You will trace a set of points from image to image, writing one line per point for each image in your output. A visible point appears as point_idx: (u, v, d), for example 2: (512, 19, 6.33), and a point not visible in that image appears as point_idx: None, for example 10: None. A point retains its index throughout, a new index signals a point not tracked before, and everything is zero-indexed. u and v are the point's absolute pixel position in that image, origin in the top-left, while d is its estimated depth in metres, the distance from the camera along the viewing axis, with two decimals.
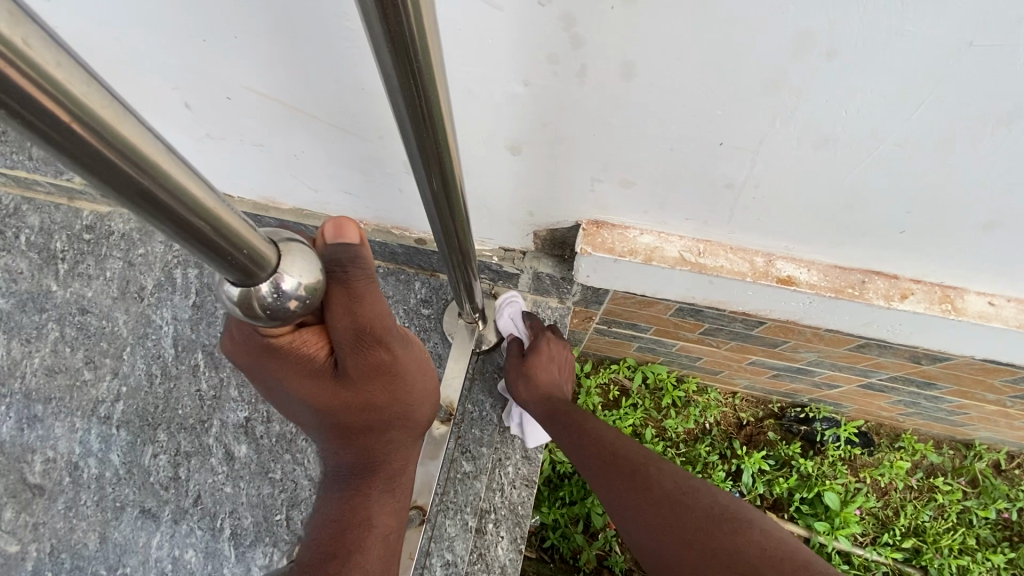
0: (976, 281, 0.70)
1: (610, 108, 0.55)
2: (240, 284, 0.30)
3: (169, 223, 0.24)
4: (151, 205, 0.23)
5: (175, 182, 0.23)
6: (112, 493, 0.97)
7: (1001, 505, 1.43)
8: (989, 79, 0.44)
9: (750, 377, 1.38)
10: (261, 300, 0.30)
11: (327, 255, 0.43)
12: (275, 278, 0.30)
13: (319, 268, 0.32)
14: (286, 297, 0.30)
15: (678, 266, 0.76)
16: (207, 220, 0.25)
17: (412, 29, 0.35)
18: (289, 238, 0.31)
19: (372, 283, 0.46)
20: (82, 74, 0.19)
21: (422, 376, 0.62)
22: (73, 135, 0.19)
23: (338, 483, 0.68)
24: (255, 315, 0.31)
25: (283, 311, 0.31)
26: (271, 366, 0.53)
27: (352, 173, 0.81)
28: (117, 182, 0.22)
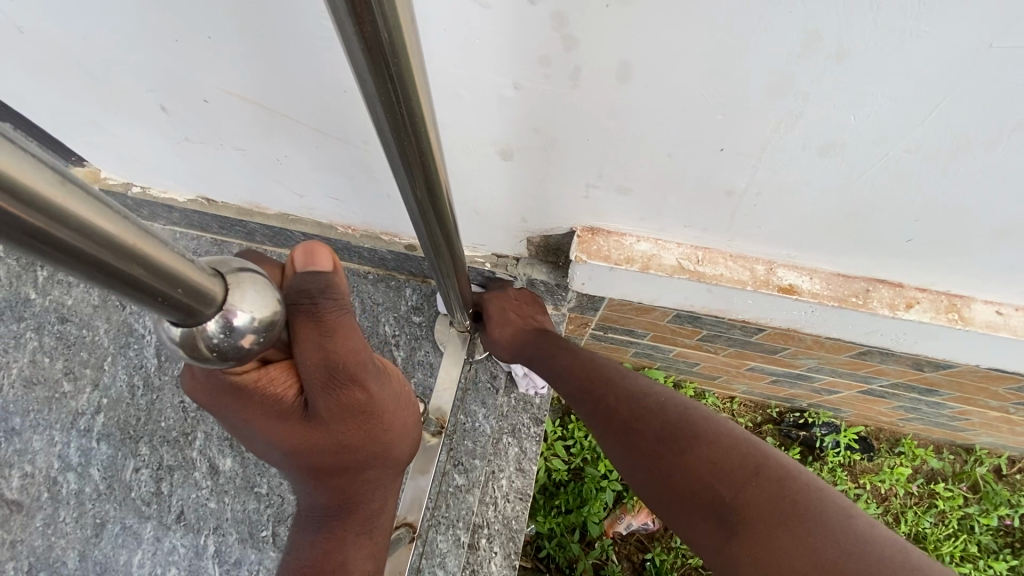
0: (984, 290, 0.68)
1: (605, 113, 0.52)
2: (183, 324, 0.26)
3: (86, 268, 0.20)
4: (63, 253, 0.19)
5: (90, 224, 0.19)
6: (92, 509, 0.94)
7: (1002, 511, 1.41)
8: (1009, 83, 0.41)
9: (748, 382, 1.36)
10: (207, 340, 0.27)
11: (297, 285, 0.41)
12: (224, 314, 0.27)
13: (276, 299, 0.29)
14: (239, 334, 0.28)
15: (676, 274, 0.73)
16: (133, 258, 0.21)
17: (390, 33, 0.32)
18: (240, 269, 0.28)
19: (344, 315, 0.44)
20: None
21: (400, 412, 0.59)
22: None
23: (311, 525, 0.64)
24: (203, 357, 0.28)
25: (235, 350, 0.28)
26: (237, 406, 0.50)
27: (338, 178, 0.78)
28: (16, 234, 0.18)
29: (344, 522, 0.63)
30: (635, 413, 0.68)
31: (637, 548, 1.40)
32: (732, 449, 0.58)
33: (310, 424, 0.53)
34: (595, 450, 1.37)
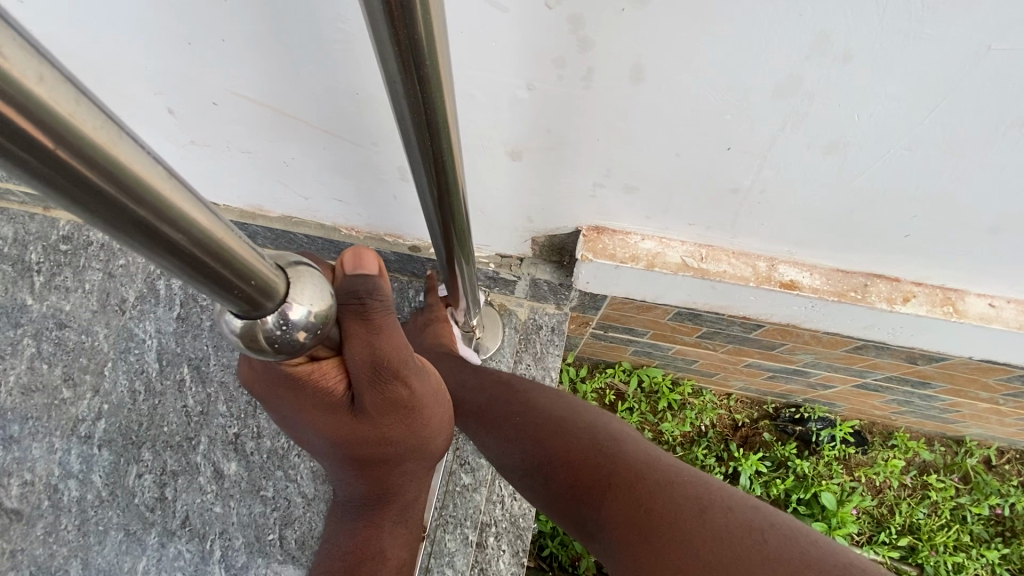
0: (977, 282, 0.70)
1: (615, 113, 0.53)
2: (244, 317, 0.27)
3: (167, 253, 0.21)
4: (150, 238, 0.20)
5: (178, 211, 0.20)
6: (95, 516, 0.93)
7: (992, 500, 1.44)
8: (1002, 84, 0.43)
9: (745, 379, 1.38)
10: (267, 333, 0.28)
11: (347, 286, 0.43)
12: (282, 307, 0.27)
13: (330, 293, 0.30)
14: (296, 328, 0.28)
15: (681, 271, 0.74)
16: (209, 247, 0.22)
17: (420, 37, 0.33)
18: (298, 262, 0.29)
19: (390, 314, 0.46)
20: (72, 91, 0.16)
21: (438, 407, 0.60)
22: (62, 165, 0.17)
23: (350, 513, 0.65)
24: (260, 348, 0.28)
25: (291, 344, 0.28)
26: (290, 398, 0.52)
27: (345, 180, 0.78)
28: (112, 213, 0.19)
29: (380, 514, 0.63)
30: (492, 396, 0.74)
31: None
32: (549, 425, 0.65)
33: (356, 419, 0.54)
34: None
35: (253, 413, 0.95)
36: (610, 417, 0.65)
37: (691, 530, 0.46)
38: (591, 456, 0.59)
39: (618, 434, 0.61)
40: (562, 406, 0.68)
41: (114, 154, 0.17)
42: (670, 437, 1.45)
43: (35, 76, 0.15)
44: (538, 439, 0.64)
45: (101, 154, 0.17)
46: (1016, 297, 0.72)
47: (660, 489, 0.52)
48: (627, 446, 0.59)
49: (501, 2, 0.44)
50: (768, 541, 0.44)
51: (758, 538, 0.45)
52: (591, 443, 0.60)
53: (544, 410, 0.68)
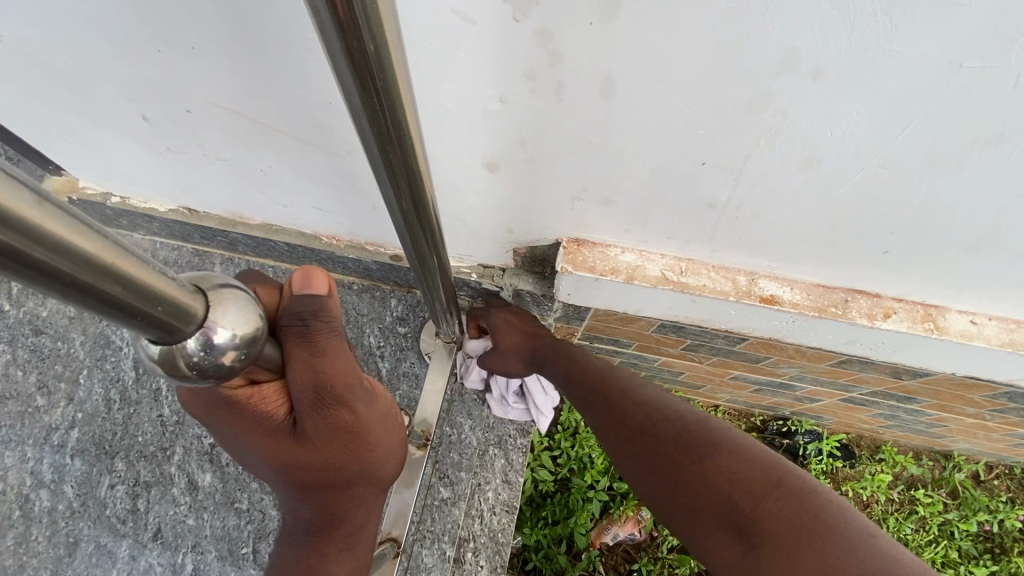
0: (958, 300, 0.70)
1: (589, 127, 0.53)
2: (161, 343, 0.26)
3: (79, 298, 0.21)
4: (56, 285, 0.20)
5: (87, 260, 0.20)
6: (66, 528, 0.91)
7: (981, 516, 1.44)
8: (976, 107, 0.43)
9: (732, 391, 1.38)
10: (187, 357, 0.27)
11: (293, 306, 0.42)
12: (204, 330, 0.26)
13: (258, 314, 0.29)
14: (218, 352, 0.27)
15: (660, 285, 0.74)
16: (127, 291, 0.22)
17: (376, 49, 0.33)
18: (222, 284, 0.28)
19: (335, 336, 0.45)
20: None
21: (387, 433, 0.59)
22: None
23: (296, 539, 0.63)
24: (182, 375, 0.27)
25: (214, 367, 0.27)
26: (233, 419, 0.51)
27: (323, 189, 0.78)
28: (10, 265, 0.18)
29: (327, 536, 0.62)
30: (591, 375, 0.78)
31: (624, 559, 1.40)
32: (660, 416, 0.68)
33: (297, 444, 0.52)
34: (581, 460, 1.38)
35: None
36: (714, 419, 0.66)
37: (824, 534, 0.49)
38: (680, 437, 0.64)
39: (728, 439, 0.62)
40: (641, 392, 0.73)
41: None
42: None
43: None
44: (627, 421, 0.70)
45: None
46: (998, 314, 0.72)
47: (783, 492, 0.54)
48: (711, 427, 0.64)
49: (468, 14, 0.43)
50: (881, 545, 0.48)
51: (873, 542, 0.48)
52: (680, 426, 0.66)
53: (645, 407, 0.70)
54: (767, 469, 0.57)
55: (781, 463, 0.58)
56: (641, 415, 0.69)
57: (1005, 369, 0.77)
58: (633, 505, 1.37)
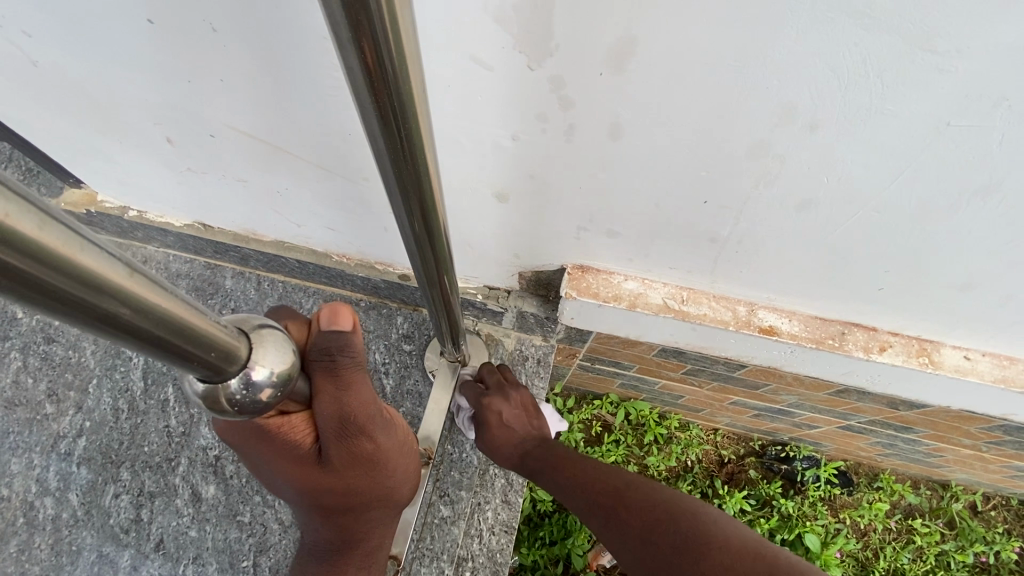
0: (951, 336, 0.71)
1: (596, 165, 0.55)
2: (206, 382, 0.28)
3: (130, 336, 0.22)
4: (111, 325, 0.21)
5: (136, 299, 0.21)
6: (69, 536, 0.92)
7: (978, 548, 1.43)
8: (965, 162, 0.45)
9: (731, 415, 1.39)
10: (229, 396, 0.29)
11: (319, 343, 0.43)
12: (245, 371, 0.28)
13: (292, 351, 0.31)
14: (257, 389, 0.29)
15: (662, 313, 0.76)
16: (173, 324, 0.23)
17: (401, 100, 0.35)
18: (261, 325, 0.30)
19: (359, 370, 0.46)
20: (31, 213, 0.17)
21: (403, 458, 0.60)
22: (21, 276, 0.17)
23: (316, 558, 0.65)
24: (222, 410, 0.29)
25: (252, 405, 0.29)
26: (264, 448, 0.52)
27: (336, 211, 0.80)
28: (68, 309, 0.20)
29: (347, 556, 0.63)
30: (585, 472, 0.82)
31: None
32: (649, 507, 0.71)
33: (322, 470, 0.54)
34: None
35: None
36: (703, 507, 0.69)
37: None
38: (676, 535, 0.66)
39: (715, 528, 0.65)
40: (632, 489, 0.75)
41: (76, 260, 0.18)
42: (655, 471, 1.46)
43: None
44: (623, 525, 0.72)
45: (64, 262, 0.18)
46: (991, 350, 0.74)
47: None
48: (704, 521, 0.66)
49: (485, 61, 0.46)
50: None
51: None
52: (673, 523, 0.68)
53: (633, 500, 0.74)
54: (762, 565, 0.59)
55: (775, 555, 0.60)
56: (635, 514, 0.72)
57: (1000, 405, 0.78)
58: None
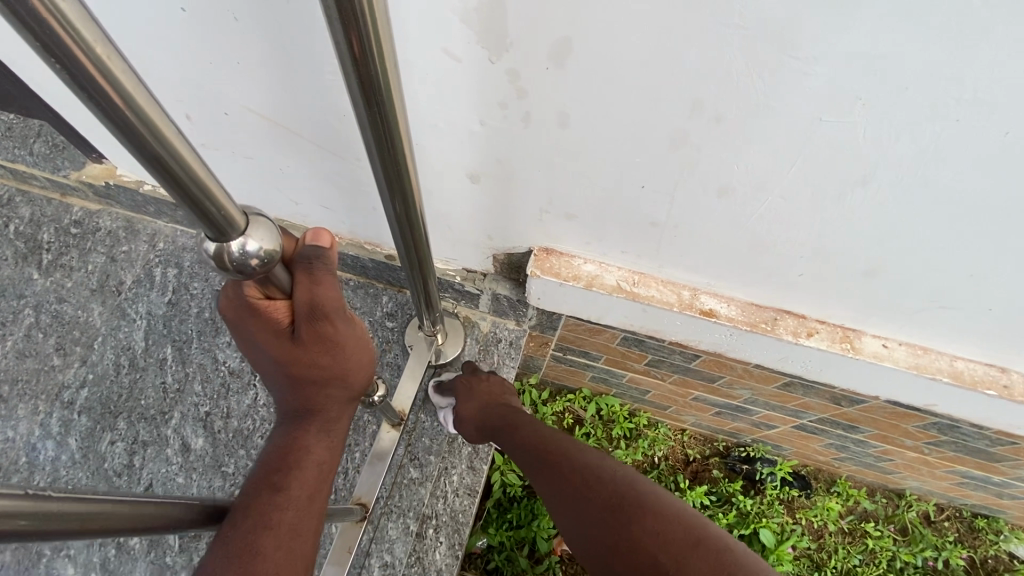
0: (868, 324, 0.80)
1: (551, 150, 0.65)
2: (215, 241, 0.37)
3: (185, 199, 0.34)
4: (181, 191, 0.33)
5: (198, 177, 0.33)
6: (65, 476, 0.99)
7: (927, 553, 1.50)
8: (843, 153, 0.54)
9: (696, 413, 1.47)
10: (230, 255, 0.38)
11: (302, 253, 0.53)
12: (242, 238, 0.38)
13: (279, 239, 0.40)
14: (250, 255, 0.38)
15: (615, 293, 0.85)
16: (193, 178, 0.33)
17: (380, 76, 0.45)
18: (258, 214, 0.39)
19: (331, 277, 0.55)
20: (147, 95, 0.29)
21: (362, 367, 0.66)
22: (134, 132, 0.30)
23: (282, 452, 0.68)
24: (224, 266, 0.38)
25: (246, 266, 0.38)
26: (248, 327, 0.59)
27: (331, 190, 0.90)
28: (157, 168, 0.32)
29: (304, 440, 0.67)
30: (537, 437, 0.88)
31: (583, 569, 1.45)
32: (596, 468, 0.77)
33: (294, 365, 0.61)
34: None
35: (226, 394, 1.04)
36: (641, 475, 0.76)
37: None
38: (614, 498, 0.72)
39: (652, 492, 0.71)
40: (580, 453, 0.81)
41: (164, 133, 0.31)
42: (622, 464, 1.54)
43: (132, 85, 0.28)
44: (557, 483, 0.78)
45: (157, 132, 0.30)
46: (906, 340, 0.82)
47: (700, 545, 0.64)
48: (637, 485, 0.73)
49: (455, 54, 0.56)
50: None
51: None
52: (611, 485, 0.74)
53: (580, 460, 0.79)
54: (691, 529, 0.66)
55: (699, 521, 0.67)
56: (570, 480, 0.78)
57: (920, 395, 0.86)
58: None
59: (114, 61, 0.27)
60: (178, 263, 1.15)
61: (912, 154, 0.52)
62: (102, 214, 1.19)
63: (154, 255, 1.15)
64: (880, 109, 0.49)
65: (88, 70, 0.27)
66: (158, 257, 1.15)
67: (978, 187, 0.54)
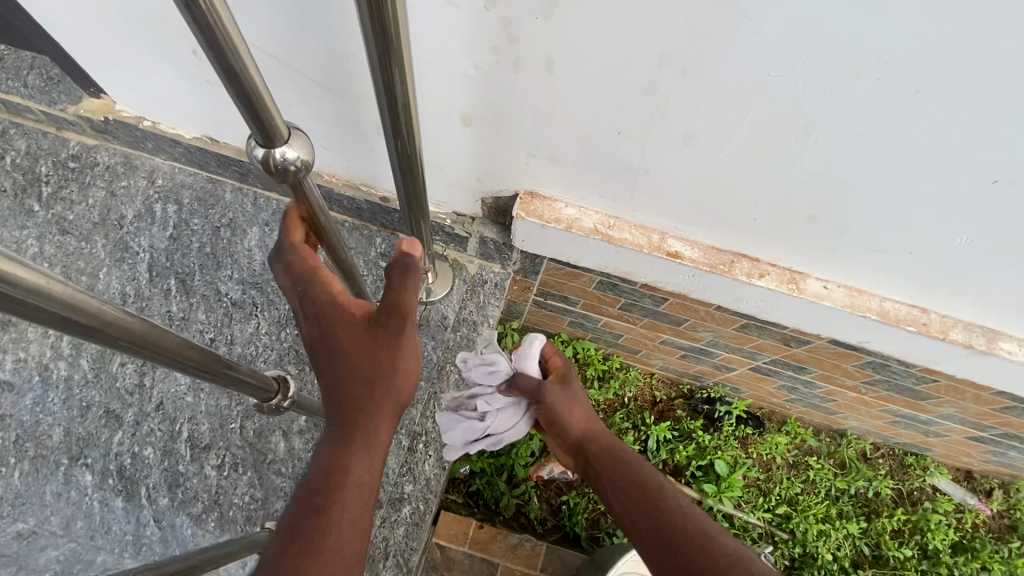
0: (812, 266, 0.91)
1: (538, 95, 0.72)
2: (264, 147, 0.49)
3: (252, 118, 0.46)
4: (249, 109, 0.45)
5: (263, 102, 0.45)
6: (79, 393, 1.07)
7: (860, 482, 1.64)
8: (789, 103, 0.63)
9: (664, 357, 1.60)
10: (275, 159, 0.49)
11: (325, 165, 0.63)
12: (285, 146, 0.49)
13: (309, 151, 0.51)
14: (289, 161, 0.49)
15: (593, 235, 0.93)
16: (259, 100, 0.44)
17: (391, 18, 0.51)
18: (295, 129, 0.51)
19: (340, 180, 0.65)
20: (239, 40, 0.41)
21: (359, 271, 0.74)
22: (227, 64, 0.41)
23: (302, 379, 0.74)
24: (269, 168, 0.50)
25: (286, 169, 0.50)
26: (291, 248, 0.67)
27: (331, 130, 0.95)
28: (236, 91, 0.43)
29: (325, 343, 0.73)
30: None
31: (555, 493, 1.59)
32: None
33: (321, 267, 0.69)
34: None
35: (230, 322, 1.12)
36: None
37: None
38: None
39: None
40: None
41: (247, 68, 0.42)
42: (594, 402, 1.67)
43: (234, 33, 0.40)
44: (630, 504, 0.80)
45: (241, 65, 0.42)
46: (844, 282, 0.93)
47: None
48: None
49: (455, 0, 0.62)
50: None
51: None
52: None
53: None
54: None
55: None
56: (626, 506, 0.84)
57: (854, 333, 0.98)
58: None
59: (225, 13, 0.39)
60: (177, 199, 1.20)
61: (845, 105, 0.61)
62: (99, 149, 1.22)
63: (154, 191, 1.20)
64: (818, 65, 0.58)
65: (206, 15, 0.38)
66: (157, 193, 1.19)
67: (898, 136, 0.63)
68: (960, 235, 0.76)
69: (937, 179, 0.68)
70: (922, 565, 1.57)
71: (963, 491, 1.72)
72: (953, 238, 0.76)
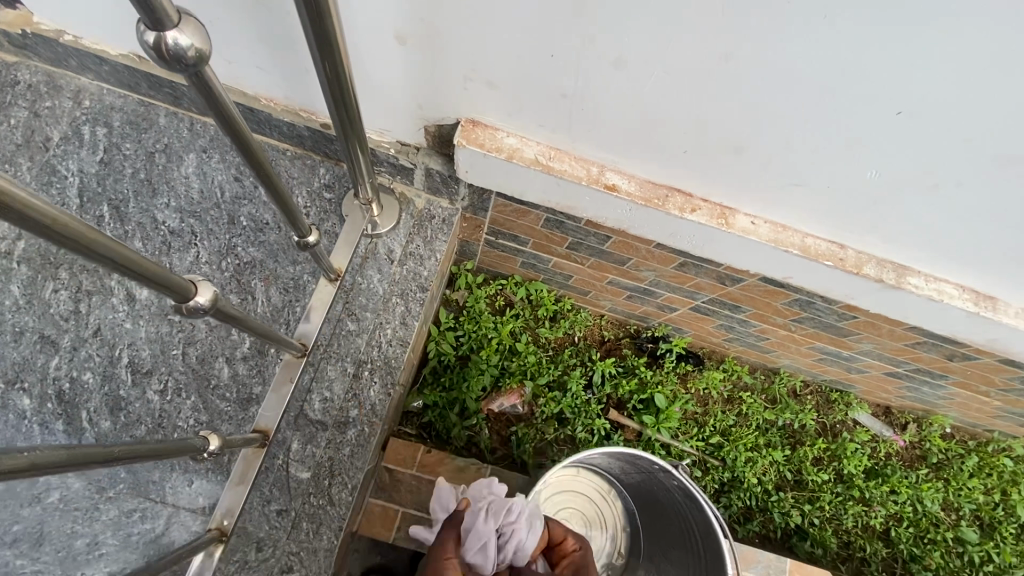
0: (741, 201, 0.95)
1: (469, 11, 0.71)
2: (154, 31, 0.46)
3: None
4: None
5: None
6: (11, 319, 1.04)
7: (787, 414, 1.76)
8: (709, 24, 0.65)
9: (611, 298, 1.65)
10: (167, 45, 0.46)
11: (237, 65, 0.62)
12: (176, 31, 0.46)
13: (206, 39, 0.49)
14: (182, 47, 0.47)
15: (533, 165, 0.94)
16: None
17: None
18: (188, 14, 0.47)
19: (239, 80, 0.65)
20: None
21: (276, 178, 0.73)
22: None
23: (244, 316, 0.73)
24: (162, 55, 0.47)
25: (181, 56, 0.47)
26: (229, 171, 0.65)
27: (265, 48, 0.92)
28: None
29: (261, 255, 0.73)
30: None
31: (506, 425, 1.68)
32: None
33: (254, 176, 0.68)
34: (480, 339, 1.65)
35: (170, 249, 1.12)
36: None
37: None
38: None
39: None
40: None
41: None
42: (545, 340, 1.72)
43: None
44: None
45: None
46: (770, 218, 0.98)
47: None
48: None
49: None
50: None
51: None
52: None
53: None
54: None
55: None
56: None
57: (778, 268, 1.04)
58: (518, 378, 1.64)
59: None
60: (107, 122, 1.14)
61: (762, 28, 0.64)
62: (18, 66, 1.15)
63: (81, 113, 1.14)
64: None
65: None
66: (85, 115, 1.14)
67: (810, 61, 0.66)
68: (872, 168, 0.80)
69: (847, 109, 0.72)
70: (837, 488, 1.72)
71: (880, 424, 1.86)
72: (865, 171, 0.81)
